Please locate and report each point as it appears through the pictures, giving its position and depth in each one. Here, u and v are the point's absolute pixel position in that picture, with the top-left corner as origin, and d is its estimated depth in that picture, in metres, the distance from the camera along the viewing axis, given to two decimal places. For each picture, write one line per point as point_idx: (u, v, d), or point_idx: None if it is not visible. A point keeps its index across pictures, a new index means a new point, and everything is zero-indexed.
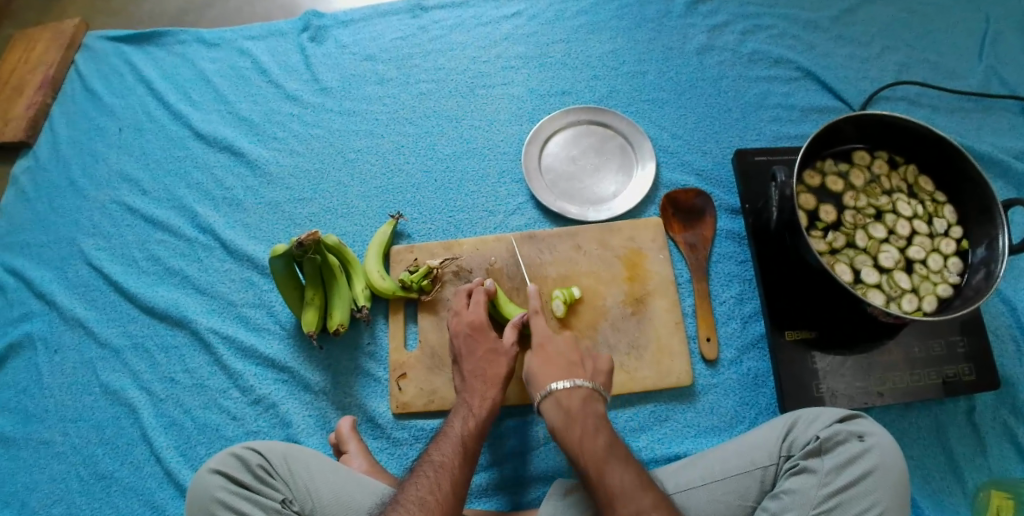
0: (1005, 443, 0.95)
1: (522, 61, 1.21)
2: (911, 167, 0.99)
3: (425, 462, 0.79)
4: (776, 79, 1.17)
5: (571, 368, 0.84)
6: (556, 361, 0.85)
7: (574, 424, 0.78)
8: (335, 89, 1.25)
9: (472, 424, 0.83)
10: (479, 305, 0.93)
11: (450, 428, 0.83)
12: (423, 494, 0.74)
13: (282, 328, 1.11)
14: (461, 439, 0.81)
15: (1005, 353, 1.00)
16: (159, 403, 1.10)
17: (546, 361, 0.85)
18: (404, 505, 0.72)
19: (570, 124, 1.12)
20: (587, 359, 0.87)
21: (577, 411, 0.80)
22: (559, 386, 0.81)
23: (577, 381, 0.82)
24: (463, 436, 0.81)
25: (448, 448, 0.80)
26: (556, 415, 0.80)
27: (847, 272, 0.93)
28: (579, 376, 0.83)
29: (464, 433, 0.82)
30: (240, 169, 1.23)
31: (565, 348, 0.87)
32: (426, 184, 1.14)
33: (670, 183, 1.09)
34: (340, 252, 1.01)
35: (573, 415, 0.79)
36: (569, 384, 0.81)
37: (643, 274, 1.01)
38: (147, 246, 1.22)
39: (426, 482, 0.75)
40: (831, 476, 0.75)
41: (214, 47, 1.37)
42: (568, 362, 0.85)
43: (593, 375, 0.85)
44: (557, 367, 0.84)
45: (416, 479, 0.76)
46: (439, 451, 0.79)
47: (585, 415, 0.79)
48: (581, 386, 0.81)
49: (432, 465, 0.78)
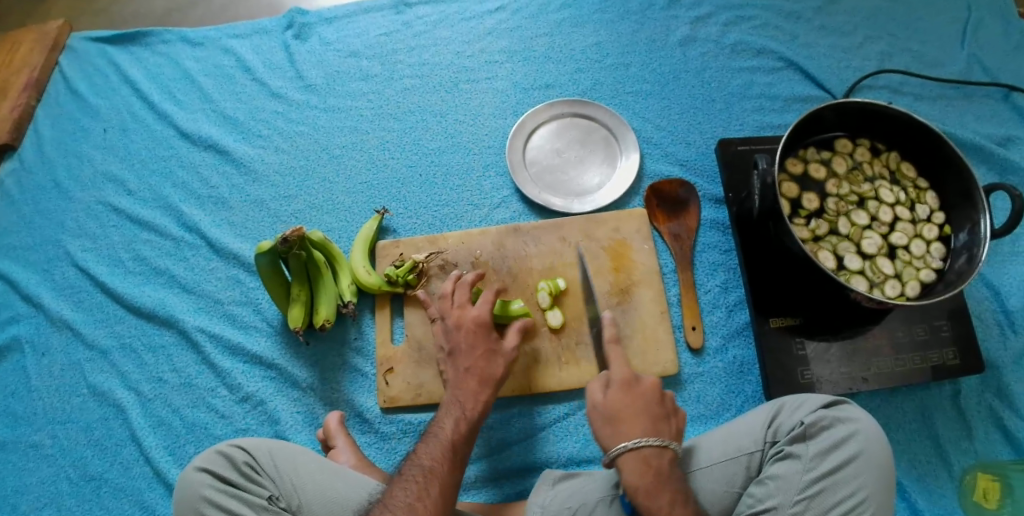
0: (990, 427, 0.95)
1: (506, 55, 1.21)
2: (893, 154, 1.00)
3: (413, 464, 0.78)
4: (759, 69, 1.17)
5: (657, 424, 0.80)
6: (638, 414, 0.80)
7: (663, 486, 0.74)
8: (319, 85, 1.25)
9: (463, 427, 0.82)
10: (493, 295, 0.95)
11: (440, 427, 0.82)
12: (409, 497, 0.74)
13: (269, 325, 1.11)
14: (450, 442, 0.80)
15: (988, 337, 1.00)
16: (148, 403, 1.10)
17: (630, 407, 0.81)
18: (392, 510, 0.72)
19: (554, 117, 1.12)
20: (666, 408, 0.83)
21: (665, 472, 0.76)
22: (645, 443, 0.77)
23: (666, 441, 0.78)
24: (452, 438, 0.81)
25: (436, 448, 0.80)
26: (641, 475, 0.75)
27: (830, 259, 0.93)
28: (664, 434, 0.79)
29: (454, 436, 0.81)
30: (225, 167, 1.23)
31: (651, 399, 0.82)
32: (411, 179, 1.13)
33: (654, 174, 1.09)
34: (325, 247, 1.02)
35: (662, 476, 0.75)
36: (658, 442, 0.77)
37: (628, 264, 1.00)
38: (133, 246, 1.22)
39: (414, 487, 0.75)
40: (815, 461, 0.75)
41: (198, 46, 1.37)
42: (649, 418, 0.80)
43: (675, 434, 0.81)
44: (641, 421, 0.79)
45: (405, 483, 0.75)
46: (428, 454, 0.79)
47: (671, 477, 0.76)
48: (670, 447, 0.77)
49: (420, 468, 0.77)
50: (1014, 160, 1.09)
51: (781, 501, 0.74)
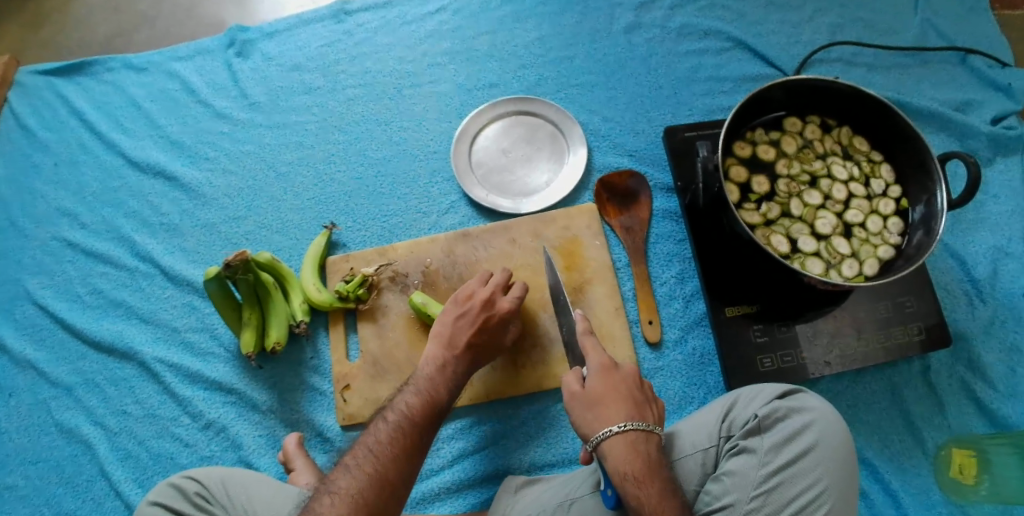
0: (963, 399, 0.93)
1: (449, 57, 1.19)
2: (845, 129, 0.97)
3: (394, 409, 0.76)
4: (706, 51, 1.14)
5: (641, 407, 0.75)
6: (621, 397, 0.75)
7: (654, 476, 0.69)
8: (264, 103, 1.23)
9: (444, 381, 0.81)
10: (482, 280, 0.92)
11: (422, 379, 0.80)
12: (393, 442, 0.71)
13: (227, 350, 1.09)
14: (432, 393, 0.78)
15: (956, 307, 0.97)
16: (114, 437, 1.09)
17: (612, 391, 0.75)
18: (375, 453, 0.70)
19: (499, 116, 1.10)
20: (648, 394, 0.77)
21: (654, 459, 0.71)
22: (631, 427, 0.72)
23: (652, 426, 0.73)
24: (434, 389, 0.79)
25: (422, 396, 0.78)
26: (632, 460, 0.70)
27: (783, 242, 0.89)
28: (648, 419, 0.74)
29: (435, 388, 0.79)
30: (175, 193, 1.21)
31: (633, 385, 0.77)
32: (358, 190, 1.12)
33: (603, 167, 1.06)
34: (274, 269, 1.01)
35: (652, 462, 0.70)
36: (644, 427, 0.72)
37: (581, 262, 0.98)
38: (89, 280, 1.20)
39: (396, 433, 0.73)
40: (771, 455, 0.72)
41: (143, 72, 1.35)
42: (633, 401, 0.75)
43: (656, 420, 0.76)
44: (624, 404, 0.74)
45: (387, 429, 0.73)
46: (412, 405, 0.76)
47: (659, 464, 0.71)
48: (656, 433, 0.73)
49: (401, 416, 0.75)
50: (974, 123, 1.06)
51: (738, 497, 0.71)
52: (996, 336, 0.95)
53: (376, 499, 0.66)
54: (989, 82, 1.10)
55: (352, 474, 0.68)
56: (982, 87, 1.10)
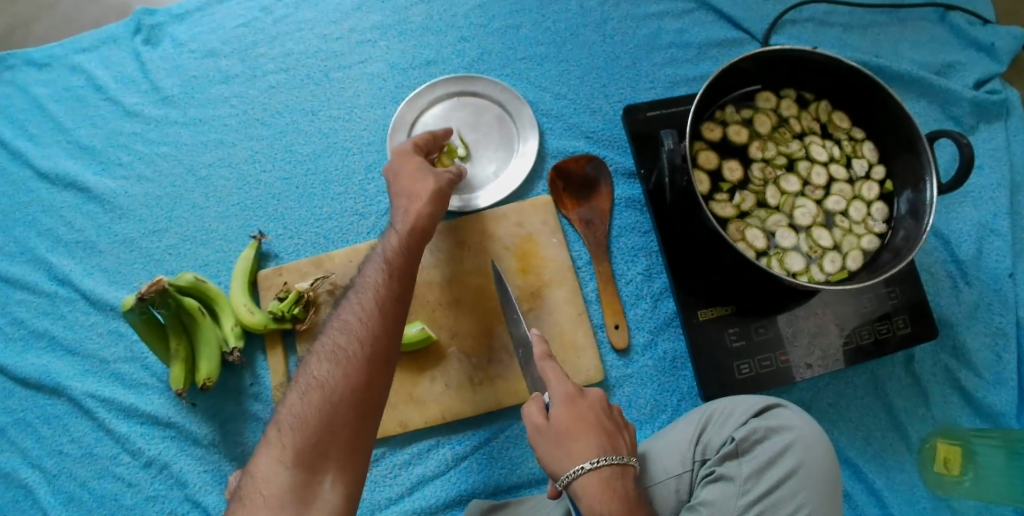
0: (947, 388, 0.84)
1: (380, 31, 1.05)
2: (824, 103, 0.85)
3: (352, 287, 0.72)
4: (667, 14, 1.00)
5: (611, 437, 0.67)
6: (590, 427, 0.67)
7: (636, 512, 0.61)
8: (177, 96, 1.09)
9: (395, 242, 0.75)
10: (407, 158, 0.82)
11: (375, 253, 0.75)
12: (346, 342, 0.66)
13: (162, 380, 1.00)
14: (385, 258, 0.73)
15: (938, 292, 0.86)
16: (54, 479, 1.01)
17: (580, 420, 0.67)
18: (341, 331, 0.67)
19: (438, 99, 0.98)
20: (617, 418, 0.70)
21: (632, 493, 0.63)
22: (604, 461, 0.64)
23: (625, 457, 0.66)
24: (387, 255, 0.74)
25: (376, 283, 0.71)
26: (611, 498, 0.62)
27: (759, 237, 0.79)
28: (620, 450, 0.66)
29: (387, 252, 0.74)
30: (89, 206, 1.09)
31: (601, 410, 0.69)
32: (287, 192, 1.00)
33: (558, 151, 0.95)
34: (200, 291, 0.91)
35: (631, 498, 0.62)
36: (618, 460, 0.64)
37: (537, 264, 0.88)
38: (7, 308, 1.09)
39: (357, 305, 0.69)
40: (750, 482, 0.65)
41: (44, 68, 1.20)
42: (603, 431, 0.67)
43: (629, 448, 0.68)
44: (593, 433, 0.66)
45: (348, 305, 0.70)
46: (367, 279, 0.71)
47: (639, 501, 0.63)
48: (631, 465, 0.65)
49: (359, 289, 0.71)
50: (956, 89, 0.93)
51: None
52: (981, 320, 0.85)
53: (350, 372, 0.64)
54: (971, 43, 0.96)
55: (324, 358, 0.65)
56: (961, 48, 0.97)
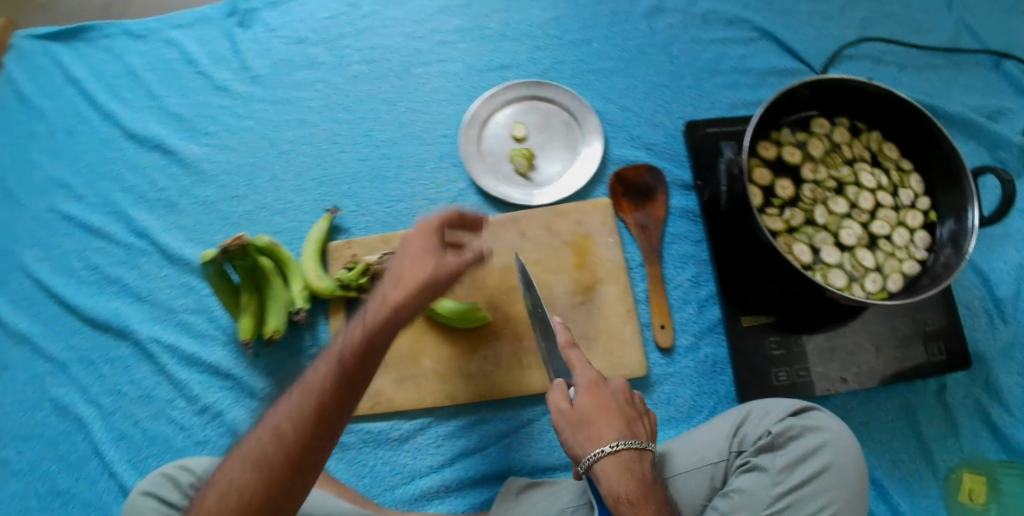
0: (978, 423, 0.87)
1: (460, 35, 1.12)
2: (875, 133, 0.90)
3: (338, 334, 0.66)
4: (732, 41, 1.06)
5: (631, 422, 0.71)
6: (612, 413, 0.70)
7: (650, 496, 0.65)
8: (265, 76, 1.17)
9: (392, 295, 0.67)
10: (422, 236, 0.71)
11: (372, 297, 0.68)
12: (288, 410, 0.61)
13: (224, 334, 1.07)
14: (374, 311, 0.65)
15: (976, 329, 0.90)
16: (108, 416, 1.08)
17: (603, 407, 0.70)
18: (301, 385, 0.62)
19: (509, 101, 1.04)
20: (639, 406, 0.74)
21: (649, 478, 0.67)
22: (624, 445, 0.67)
23: (644, 441, 0.70)
24: (376, 307, 0.66)
25: (359, 329, 0.64)
26: (626, 481, 0.66)
27: (806, 252, 0.84)
28: (640, 435, 0.70)
29: (377, 306, 0.66)
30: (173, 168, 1.17)
31: (622, 398, 0.73)
32: (362, 173, 1.07)
33: (619, 159, 1.01)
34: (274, 253, 0.96)
35: (648, 482, 0.67)
36: (637, 445, 0.68)
37: (592, 261, 0.94)
38: (85, 254, 1.17)
39: (326, 360, 0.63)
40: (782, 475, 0.68)
41: (140, 39, 1.29)
42: (624, 417, 0.71)
43: (649, 434, 0.72)
44: (615, 420, 0.70)
45: (322, 356, 0.64)
46: (348, 332, 0.65)
47: (654, 482, 0.68)
48: (649, 449, 0.69)
49: (338, 339, 0.65)
50: (1005, 133, 0.98)
51: None
52: (1015, 359, 0.89)
53: (287, 436, 0.59)
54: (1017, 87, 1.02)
55: (278, 409, 0.62)
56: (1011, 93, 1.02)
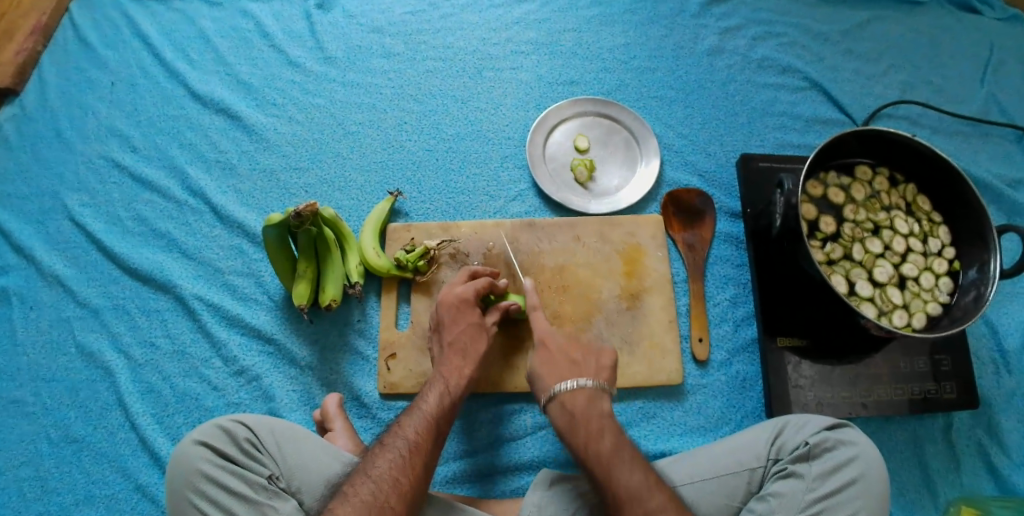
0: (978, 463, 0.95)
1: (532, 47, 1.21)
2: (911, 185, 0.99)
3: (439, 367, 0.86)
4: (783, 87, 1.17)
5: (576, 369, 0.81)
6: (559, 361, 0.82)
7: (579, 427, 0.75)
8: (340, 59, 1.23)
9: (483, 339, 0.89)
10: (469, 309, 0.90)
11: (461, 338, 0.88)
12: (418, 433, 0.76)
13: (271, 299, 1.06)
14: (472, 349, 0.87)
15: (983, 374, 1.00)
16: (137, 368, 1.02)
17: (548, 359, 0.83)
18: (427, 404, 0.80)
19: (577, 114, 1.13)
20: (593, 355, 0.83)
21: (581, 413, 0.76)
22: (562, 387, 0.78)
23: (581, 381, 0.79)
24: (472, 346, 0.88)
25: (465, 366, 0.86)
26: (561, 417, 0.77)
27: (842, 283, 0.92)
28: (583, 376, 0.79)
29: (475, 346, 0.88)
30: (236, 133, 1.19)
31: (568, 346, 0.84)
32: (427, 162, 1.13)
33: (673, 182, 1.09)
34: (336, 226, 0.99)
35: (577, 417, 0.76)
36: (573, 385, 0.78)
37: (641, 270, 1.00)
38: (133, 205, 1.15)
39: (442, 386, 0.83)
40: (817, 482, 0.74)
41: (216, 6, 1.33)
42: (573, 364, 0.82)
43: (596, 373, 0.81)
44: (560, 366, 0.82)
45: (434, 384, 0.83)
46: (455, 366, 0.85)
47: (594, 415, 0.76)
48: (586, 387, 0.78)
49: (446, 370, 0.85)
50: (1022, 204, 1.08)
51: None
52: (1016, 406, 0.99)
53: (431, 442, 0.76)
54: None
55: (414, 420, 0.77)
56: None
